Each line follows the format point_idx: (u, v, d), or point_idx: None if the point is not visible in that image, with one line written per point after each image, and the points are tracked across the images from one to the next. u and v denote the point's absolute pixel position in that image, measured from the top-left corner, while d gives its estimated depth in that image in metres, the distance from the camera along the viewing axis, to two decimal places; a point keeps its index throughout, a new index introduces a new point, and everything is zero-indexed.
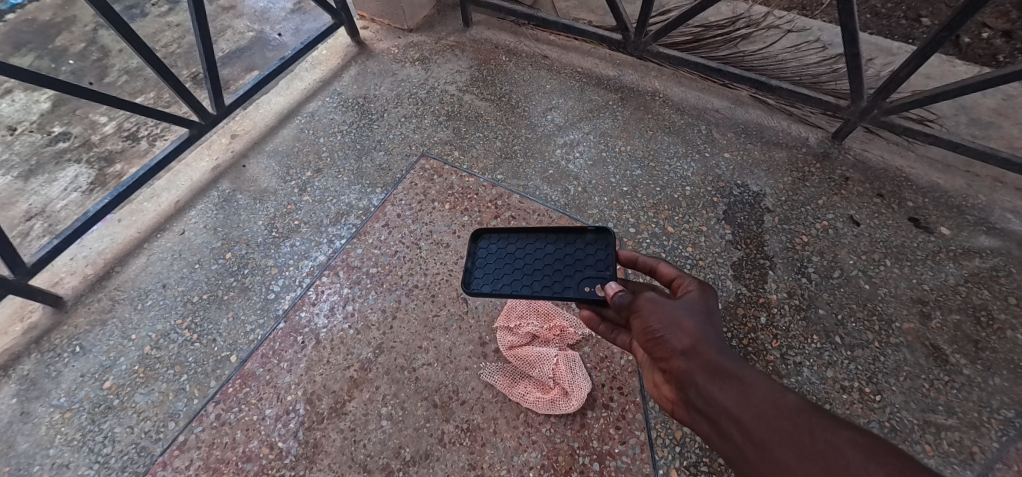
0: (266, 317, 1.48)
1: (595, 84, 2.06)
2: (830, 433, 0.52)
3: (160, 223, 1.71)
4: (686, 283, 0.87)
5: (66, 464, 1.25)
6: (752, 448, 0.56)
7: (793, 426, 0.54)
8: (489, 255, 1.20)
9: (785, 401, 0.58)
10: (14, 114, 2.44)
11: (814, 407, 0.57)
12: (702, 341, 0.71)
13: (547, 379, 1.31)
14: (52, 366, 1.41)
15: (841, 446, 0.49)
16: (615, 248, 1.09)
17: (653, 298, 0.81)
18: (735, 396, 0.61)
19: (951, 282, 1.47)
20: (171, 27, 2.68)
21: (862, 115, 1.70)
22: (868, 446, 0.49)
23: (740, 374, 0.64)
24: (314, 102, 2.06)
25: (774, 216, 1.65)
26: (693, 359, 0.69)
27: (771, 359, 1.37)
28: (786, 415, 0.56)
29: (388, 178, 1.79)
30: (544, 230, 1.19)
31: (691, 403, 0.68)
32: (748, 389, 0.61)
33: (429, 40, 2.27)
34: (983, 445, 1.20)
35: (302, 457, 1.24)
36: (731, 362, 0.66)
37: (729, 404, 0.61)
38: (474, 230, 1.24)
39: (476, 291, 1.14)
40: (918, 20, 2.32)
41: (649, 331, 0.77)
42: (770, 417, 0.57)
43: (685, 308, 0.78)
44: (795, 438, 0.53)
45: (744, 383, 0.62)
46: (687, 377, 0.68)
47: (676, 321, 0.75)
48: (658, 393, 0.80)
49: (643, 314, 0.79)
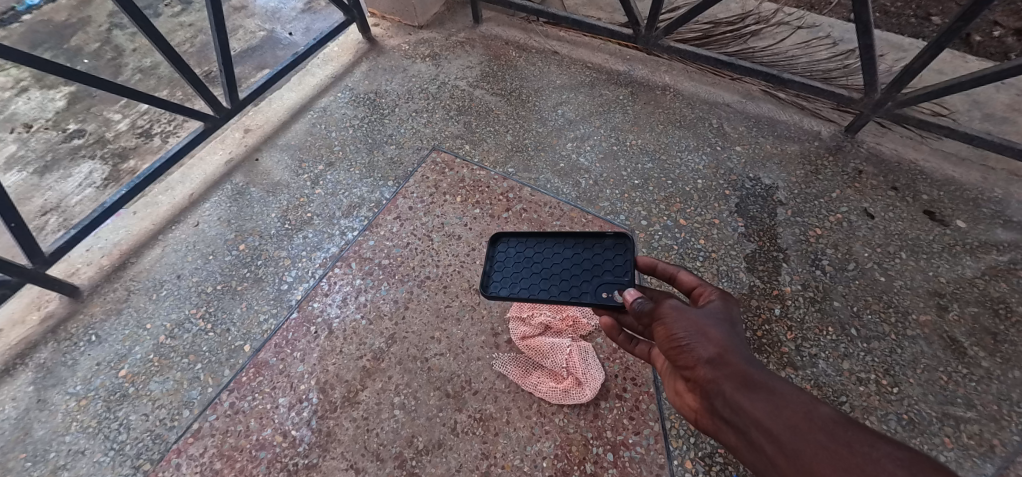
0: (279, 307, 1.49)
1: (605, 79, 2.06)
2: (867, 445, 0.47)
3: (175, 215, 1.73)
4: (708, 293, 0.86)
5: (82, 451, 1.26)
6: (783, 459, 0.52)
7: (828, 437, 0.50)
8: (507, 258, 1.20)
9: (817, 413, 0.54)
10: (30, 112, 2.48)
11: (850, 421, 0.52)
12: (729, 351, 0.67)
13: (560, 369, 1.32)
14: (68, 354, 1.42)
15: (879, 459, 0.45)
16: (634, 254, 1.09)
17: (677, 305, 0.78)
18: (766, 406, 0.57)
19: (968, 274, 1.46)
20: (184, 27, 2.71)
21: (876, 108, 1.69)
22: (909, 460, 0.44)
23: (771, 384, 0.60)
24: (326, 97, 2.07)
25: (787, 209, 1.64)
26: (720, 368, 0.65)
27: (787, 351, 1.36)
28: (819, 427, 0.52)
29: (400, 171, 1.80)
30: (562, 235, 1.20)
31: (717, 413, 0.63)
32: (778, 399, 0.57)
33: (439, 37, 2.28)
34: (1003, 438, 1.18)
35: (315, 445, 1.24)
36: (760, 373, 0.63)
37: (759, 414, 0.57)
38: (492, 234, 1.25)
39: (494, 294, 1.13)
40: (928, 17, 2.31)
41: (673, 338, 0.74)
42: (803, 429, 0.52)
43: (710, 317, 0.75)
44: (830, 450, 0.48)
45: (775, 394, 0.58)
46: (714, 385, 0.64)
47: (702, 330, 0.72)
48: (678, 401, 0.76)
49: (668, 321, 0.76)
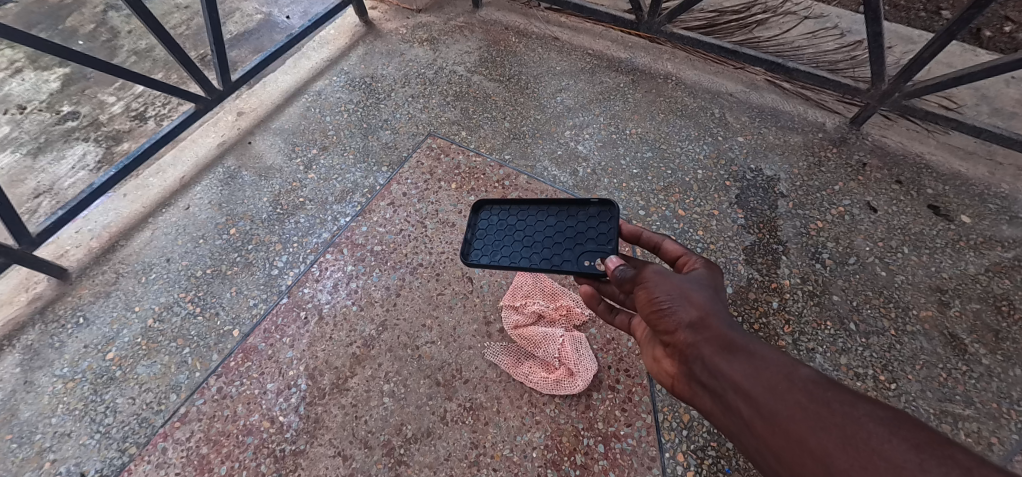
0: (269, 292, 1.47)
1: (606, 67, 2.02)
2: (847, 405, 0.46)
3: (165, 198, 1.70)
4: (692, 261, 0.82)
5: (69, 433, 1.25)
6: (761, 422, 0.50)
7: (808, 398, 0.48)
8: (489, 226, 1.17)
9: (798, 373, 0.52)
10: (24, 93, 2.43)
11: (832, 379, 0.50)
12: (711, 314, 0.64)
13: (552, 359, 1.30)
14: (55, 336, 1.41)
15: (861, 419, 0.43)
16: (619, 221, 1.05)
17: (660, 269, 0.73)
18: (746, 369, 0.55)
19: (971, 270, 1.43)
20: (180, 8, 2.66)
21: (884, 98, 1.64)
22: (890, 418, 0.43)
23: (751, 347, 0.57)
24: (322, 80, 2.03)
25: (788, 201, 1.61)
26: (701, 332, 0.62)
27: (784, 344, 1.33)
28: (800, 387, 0.49)
29: (395, 156, 1.77)
30: (546, 201, 1.16)
31: (694, 377, 0.61)
32: (759, 362, 0.55)
33: (438, 21, 2.24)
34: (1002, 437, 1.16)
35: (303, 432, 1.23)
36: (741, 335, 0.60)
37: (739, 377, 0.55)
38: (474, 202, 1.21)
39: (475, 262, 1.10)
40: (938, 11, 2.25)
41: (654, 302, 0.70)
42: (783, 390, 0.50)
43: (694, 282, 0.72)
44: (809, 411, 0.46)
45: (755, 356, 0.56)
46: (693, 350, 0.62)
47: (685, 294, 0.68)
48: (655, 367, 0.74)
49: (650, 284, 0.72)
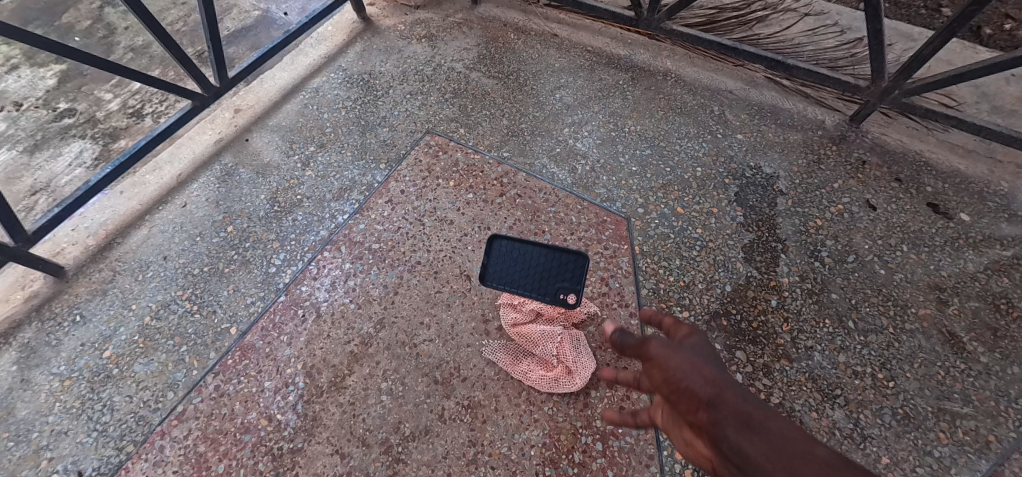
0: (267, 290, 1.46)
1: (605, 63, 2.02)
2: (751, 398, 0.46)
3: (161, 195, 1.69)
4: None
5: (65, 431, 1.24)
6: (680, 406, 0.51)
7: (723, 389, 0.49)
8: (499, 254, 1.18)
9: (724, 375, 0.52)
10: (20, 90, 2.41)
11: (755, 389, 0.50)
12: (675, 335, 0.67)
13: (551, 357, 1.28)
14: (52, 335, 1.40)
15: (755, 406, 0.44)
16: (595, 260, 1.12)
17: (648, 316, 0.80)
18: (681, 365, 0.56)
19: (971, 268, 1.43)
20: (176, 4, 2.64)
21: (883, 96, 1.63)
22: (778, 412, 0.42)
23: (697, 354, 0.59)
24: (319, 77, 2.02)
25: (787, 199, 1.60)
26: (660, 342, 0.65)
27: (782, 342, 1.33)
28: (719, 382, 0.50)
29: (393, 154, 1.76)
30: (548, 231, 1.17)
31: (647, 383, 0.63)
32: (696, 364, 0.57)
33: (436, 18, 2.23)
34: (999, 435, 1.16)
35: (300, 430, 1.22)
36: (693, 346, 0.62)
37: (672, 370, 0.56)
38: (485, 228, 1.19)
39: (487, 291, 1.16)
40: (938, 9, 2.24)
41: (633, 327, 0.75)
42: (704, 380, 0.51)
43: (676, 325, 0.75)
44: (718, 396, 0.47)
45: (696, 360, 0.58)
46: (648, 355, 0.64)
47: (658, 320, 0.73)
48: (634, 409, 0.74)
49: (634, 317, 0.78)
